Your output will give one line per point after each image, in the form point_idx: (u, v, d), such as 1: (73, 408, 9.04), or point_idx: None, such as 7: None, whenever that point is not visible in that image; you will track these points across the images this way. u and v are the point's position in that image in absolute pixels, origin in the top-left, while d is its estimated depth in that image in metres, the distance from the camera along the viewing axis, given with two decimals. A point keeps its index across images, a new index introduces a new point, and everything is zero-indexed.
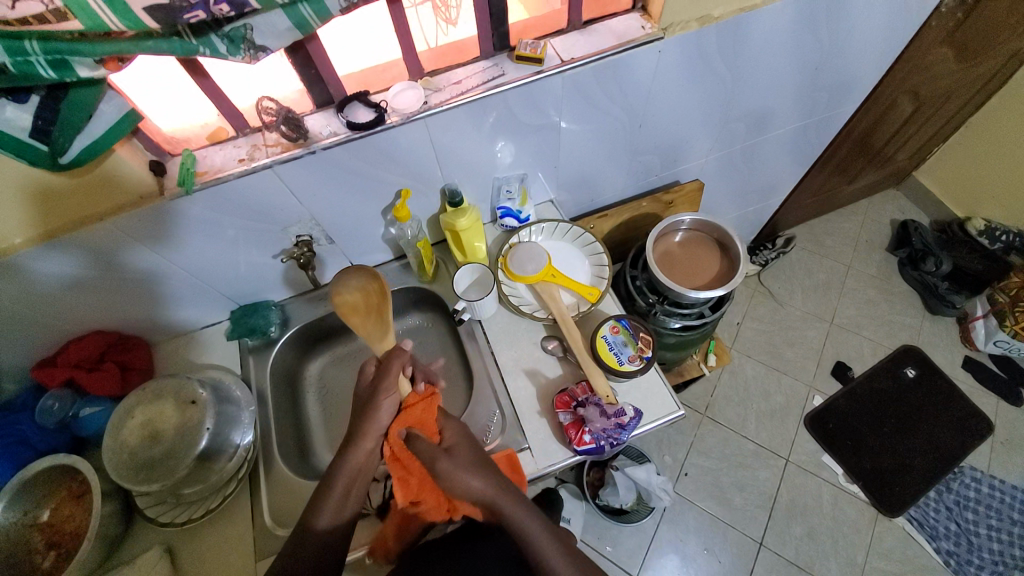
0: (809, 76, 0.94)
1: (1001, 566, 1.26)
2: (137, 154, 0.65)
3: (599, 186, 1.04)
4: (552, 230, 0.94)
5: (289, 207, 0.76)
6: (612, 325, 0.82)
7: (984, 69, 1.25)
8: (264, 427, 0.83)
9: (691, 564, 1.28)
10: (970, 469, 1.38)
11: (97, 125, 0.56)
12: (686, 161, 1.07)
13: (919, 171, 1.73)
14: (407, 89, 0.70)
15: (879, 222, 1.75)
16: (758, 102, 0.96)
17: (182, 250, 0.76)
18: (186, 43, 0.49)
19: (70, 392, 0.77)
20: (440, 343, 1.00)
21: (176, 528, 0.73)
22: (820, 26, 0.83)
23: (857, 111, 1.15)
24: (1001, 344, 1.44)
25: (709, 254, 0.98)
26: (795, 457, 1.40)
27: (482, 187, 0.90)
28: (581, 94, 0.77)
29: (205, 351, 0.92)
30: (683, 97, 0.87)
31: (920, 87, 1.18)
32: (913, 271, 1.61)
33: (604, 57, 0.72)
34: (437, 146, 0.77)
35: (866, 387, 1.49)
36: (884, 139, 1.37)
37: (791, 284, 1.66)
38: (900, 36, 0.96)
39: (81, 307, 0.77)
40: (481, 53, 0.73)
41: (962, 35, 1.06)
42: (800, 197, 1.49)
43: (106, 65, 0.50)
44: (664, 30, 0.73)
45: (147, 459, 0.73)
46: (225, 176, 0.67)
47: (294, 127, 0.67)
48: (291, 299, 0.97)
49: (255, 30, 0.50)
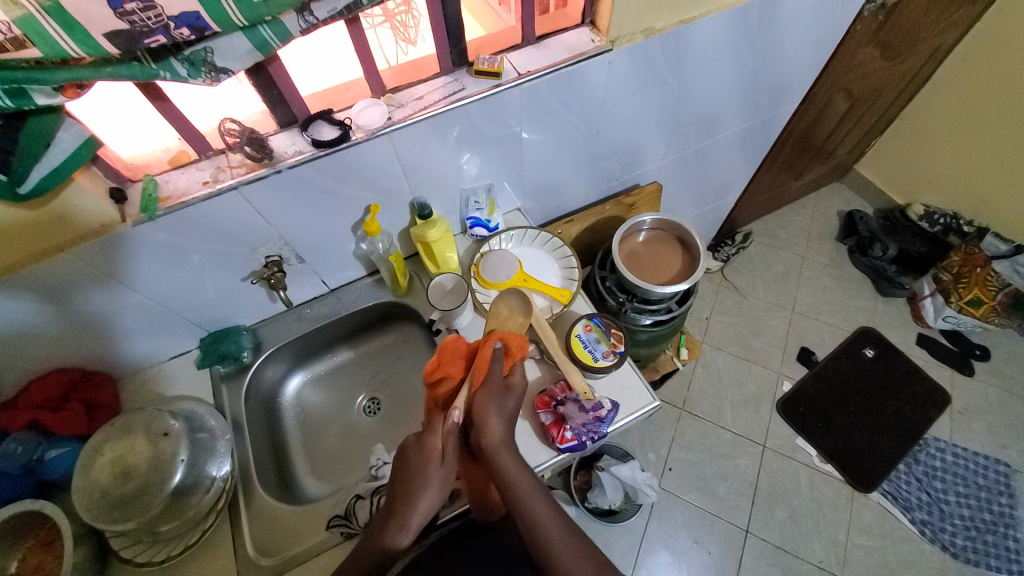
0: (750, 79, 1.01)
1: (972, 530, 1.32)
2: (97, 183, 0.64)
3: (564, 193, 1.08)
4: (520, 237, 0.97)
5: (255, 228, 0.76)
6: (585, 324, 0.85)
7: (906, 68, 1.37)
8: (242, 457, 0.81)
9: (683, 558, 1.30)
10: (934, 439, 1.46)
11: (56, 153, 0.56)
12: (644, 165, 1.12)
13: (860, 164, 1.85)
14: (371, 105, 0.71)
15: (827, 214, 1.87)
16: (705, 106, 1.02)
17: (147, 277, 0.75)
18: (146, 67, 0.50)
19: (35, 434, 0.73)
20: (418, 355, 1.00)
21: (155, 568, 0.70)
22: (755, 35, 0.90)
23: (797, 110, 1.23)
24: (950, 319, 1.53)
25: (672, 251, 1.02)
26: (772, 442, 1.45)
27: (451, 199, 0.93)
28: (538, 105, 0.80)
29: (173, 383, 0.89)
30: (636, 104, 0.92)
31: (852, 85, 1.28)
32: (863, 257, 1.71)
33: (558, 69, 0.76)
34: (404, 160, 0.78)
35: (831, 369, 1.56)
36: (824, 136, 1.47)
37: (753, 277, 1.74)
38: (828, 40, 1.04)
39: (38, 345, 0.74)
40: (441, 69, 0.76)
41: (884, 37, 1.16)
42: (754, 194, 1.57)
43: (64, 92, 0.50)
44: (612, 42, 0.77)
45: (120, 497, 0.70)
46: (190, 200, 0.66)
47: (258, 147, 0.67)
48: (263, 323, 0.95)
49: (216, 53, 0.51)
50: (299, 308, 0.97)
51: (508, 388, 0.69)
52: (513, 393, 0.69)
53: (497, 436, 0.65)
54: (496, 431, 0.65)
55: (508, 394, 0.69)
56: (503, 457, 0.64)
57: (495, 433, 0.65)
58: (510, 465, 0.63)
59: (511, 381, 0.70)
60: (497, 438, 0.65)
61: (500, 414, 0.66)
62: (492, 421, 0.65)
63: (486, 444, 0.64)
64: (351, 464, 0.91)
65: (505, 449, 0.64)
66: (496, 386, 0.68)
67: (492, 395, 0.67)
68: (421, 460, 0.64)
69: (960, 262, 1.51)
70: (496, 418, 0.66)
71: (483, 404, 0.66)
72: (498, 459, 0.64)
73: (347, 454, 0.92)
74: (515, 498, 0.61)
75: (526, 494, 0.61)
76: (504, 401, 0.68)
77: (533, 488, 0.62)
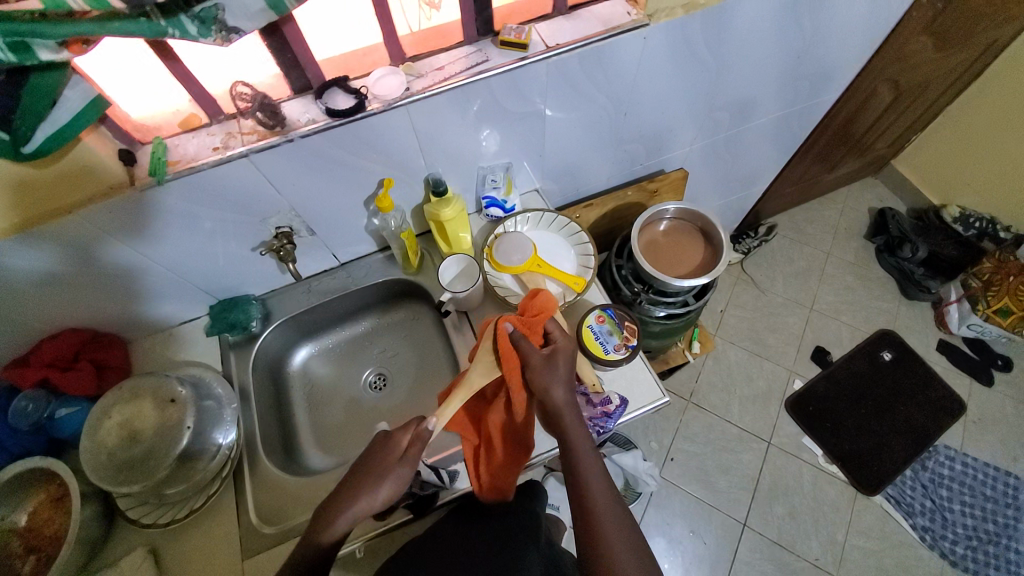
0: (793, 63, 0.95)
1: (973, 540, 1.31)
2: (104, 142, 0.62)
3: (584, 176, 1.03)
4: (537, 220, 0.93)
5: (266, 197, 0.74)
6: (598, 314, 0.83)
7: (960, 59, 1.28)
8: (248, 425, 0.82)
9: (678, 547, 1.31)
10: (944, 448, 1.43)
11: (62, 112, 0.54)
12: (670, 151, 1.07)
13: (897, 160, 1.76)
14: (388, 74, 0.68)
15: (857, 210, 1.79)
16: (741, 90, 0.96)
17: (156, 242, 0.73)
18: (154, 24, 0.47)
19: (44, 392, 0.74)
20: (426, 334, 0.98)
21: (160, 529, 0.72)
22: (803, 14, 0.83)
23: (837, 99, 1.16)
24: (974, 327, 1.49)
25: (693, 243, 0.99)
26: (777, 440, 1.44)
27: (467, 176, 0.89)
28: (565, 80, 0.76)
29: (184, 348, 0.89)
30: (668, 85, 0.86)
31: (900, 75, 1.20)
32: (890, 258, 1.65)
33: (590, 44, 0.71)
34: (421, 134, 0.75)
35: (845, 370, 1.53)
36: (863, 129, 1.40)
37: (773, 271, 1.69)
38: (880, 25, 0.96)
39: (51, 306, 0.74)
40: (464, 39, 0.72)
41: (940, 25, 1.07)
42: (782, 186, 1.51)
43: (69, 48, 0.47)
44: (650, 17, 0.72)
45: (126, 459, 0.71)
46: (199, 165, 0.64)
47: (271, 114, 0.65)
48: (272, 293, 0.95)
49: (227, 11, 0.48)
50: (309, 280, 0.96)
51: (552, 357, 0.67)
52: (561, 361, 0.67)
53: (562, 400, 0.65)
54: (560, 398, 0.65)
55: (556, 364, 0.67)
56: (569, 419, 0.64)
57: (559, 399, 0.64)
58: (577, 433, 0.63)
59: (552, 349, 0.68)
60: (563, 401, 0.64)
61: (561, 382, 0.66)
62: (553, 389, 0.65)
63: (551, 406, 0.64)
64: (355, 438, 0.91)
65: (572, 415, 0.64)
66: (537, 359, 0.66)
67: (541, 366, 0.66)
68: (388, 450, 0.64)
69: (992, 269, 1.45)
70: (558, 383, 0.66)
71: (537, 376, 0.66)
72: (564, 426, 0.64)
73: (351, 427, 0.92)
74: (575, 460, 0.62)
75: (584, 460, 0.61)
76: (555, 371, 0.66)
77: (592, 456, 0.62)
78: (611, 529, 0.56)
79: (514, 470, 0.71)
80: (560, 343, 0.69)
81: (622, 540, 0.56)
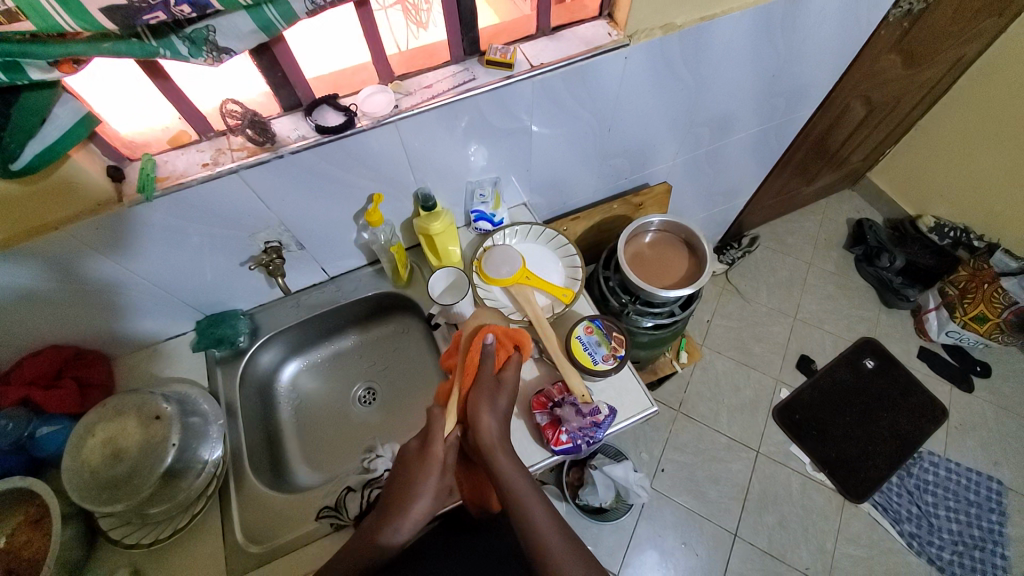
0: (769, 80, 0.98)
1: (960, 546, 1.32)
2: (93, 159, 0.62)
3: (571, 189, 1.05)
4: (525, 233, 0.94)
5: (255, 212, 0.75)
6: (586, 325, 0.84)
7: (928, 76, 1.33)
8: (234, 441, 0.81)
9: (670, 558, 1.31)
10: (929, 453, 1.45)
11: (52, 129, 0.54)
12: (653, 165, 1.10)
13: (873, 173, 1.83)
14: (377, 92, 0.69)
15: (836, 221, 1.84)
16: (721, 107, 1.00)
17: (143, 257, 0.73)
18: (146, 45, 0.48)
19: (25, 411, 0.72)
20: (416, 347, 0.99)
21: (143, 550, 0.70)
22: (776, 35, 0.87)
23: (813, 115, 1.21)
24: (952, 334, 1.52)
25: (678, 255, 1.01)
26: (765, 448, 1.45)
27: (456, 191, 0.91)
28: (550, 98, 0.78)
29: (170, 364, 0.88)
30: (650, 102, 0.89)
31: (871, 92, 1.25)
32: (869, 267, 1.69)
33: (573, 63, 0.73)
34: (410, 149, 0.77)
35: (829, 378, 1.56)
36: (839, 143, 1.45)
37: (757, 282, 1.73)
38: (850, 45, 1.01)
39: (34, 322, 0.74)
40: (452, 58, 0.73)
41: (908, 44, 1.12)
42: (764, 198, 1.55)
43: (60, 67, 0.48)
44: (630, 37, 0.75)
45: (109, 478, 0.70)
46: (188, 181, 0.64)
47: (260, 131, 0.65)
48: (260, 308, 0.94)
49: (218, 32, 0.49)
50: (298, 295, 0.96)
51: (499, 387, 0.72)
52: (505, 391, 0.72)
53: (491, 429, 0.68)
54: (490, 428, 0.68)
55: (499, 393, 0.71)
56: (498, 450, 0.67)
57: (490, 429, 0.67)
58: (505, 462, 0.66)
59: (501, 379, 0.72)
60: (492, 435, 0.67)
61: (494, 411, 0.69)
62: (485, 420, 0.68)
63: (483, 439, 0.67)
64: (344, 453, 0.90)
65: (501, 448, 0.67)
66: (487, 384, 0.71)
67: (484, 391, 0.70)
68: (424, 469, 0.65)
69: (967, 277, 1.48)
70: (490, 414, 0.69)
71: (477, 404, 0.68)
72: (495, 458, 0.66)
73: (339, 442, 0.91)
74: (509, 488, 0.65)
75: (518, 486, 0.65)
76: (495, 398, 0.70)
77: (531, 493, 0.65)
78: (556, 543, 0.61)
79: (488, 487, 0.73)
80: (509, 374, 0.73)
81: (563, 559, 0.60)
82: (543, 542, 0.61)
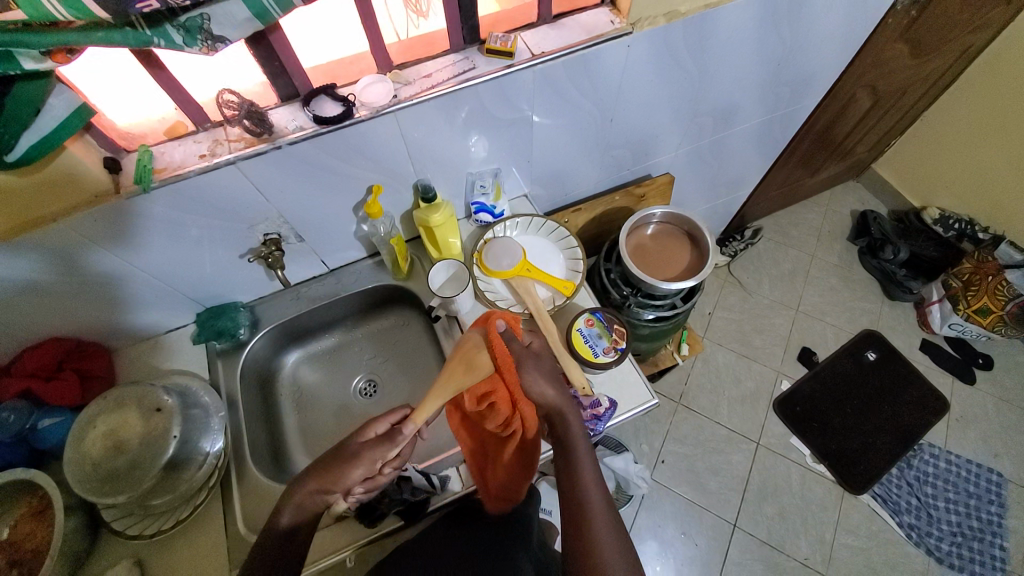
0: (774, 69, 0.97)
1: (959, 537, 1.33)
2: (90, 151, 0.62)
3: (572, 180, 1.04)
4: (526, 225, 0.94)
5: (254, 205, 0.74)
6: (588, 317, 0.84)
7: (935, 64, 1.31)
8: (235, 434, 0.81)
9: (670, 549, 1.32)
10: (929, 445, 1.46)
11: (46, 121, 0.54)
12: (656, 156, 1.08)
13: (878, 164, 1.81)
14: (376, 82, 0.68)
15: (840, 213, 1.83)
16: (725, 96, 0.98)
17: (140, 250, 0.73)
18: (139, 33, 0.47)
19: (26, 403, 0.73)
20: (416, 339, 0.99)
21: (146, 541, 0.71)
22: (782, 22, 0.85)
23: (819, 104, 1.19)
24: (955, 326, 1.52)
25: (680, 247, 1.00)
26: (766, 440, 1.45)
27: (456, 182, 0.90)
28: (551, 88, 0.77)
29: (170, 356, 0.88)
30: (653, 92, 0.88)
31: (878, 81, 1.23)
32: (873, 259, 1.68)
33: (574, 51, 0.72)
34: (409, 140, 0.76)
35: (830, 370, 1.56)
36: (844, 133, 1.43)
37: (759, 274, 1.72)
38: (858, 33, 0.99)
39: (33, 314, 0.73)
40: (452, 47, 0.72)
41: (916, 32, 1.10)
42: (767, 189, 1.54)
43: (53, 57, 0.47)
44: (633, 25, 0.74)
45: (111, 470, 0.70)
46: (186, 173, 0.64)
47: (258, 121, 0.64)
48: (260, 301, 0.94)
49: (213, 20, 0.48)
50: (298, 287, 0.96)
51: (536, 353, 0.71)
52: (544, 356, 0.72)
53: (554, 395, 0.68)
54: (551, 394, 0.67)
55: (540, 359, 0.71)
56: (568, 411, 0.68)
57: (551, 395, 0.67)
58: (574, 424, 0.67)
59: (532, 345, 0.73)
60: (557, 399, 0.68)
61: (552, 378, 0.69)
62: (544, 388, 0.67)
63: (549, 400, 0.67)
64: None
65: (569, 410, 0.68)
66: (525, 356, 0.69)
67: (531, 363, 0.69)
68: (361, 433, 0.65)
69: (971, 270, 1.47)
70: (548, 382, 0.68)
71: (525, 374, 0.67)
72: (565, 419, 0.67)
73: (341, 435, 0.92)
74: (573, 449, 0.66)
75: (583, 448, 0.66)
76: (543, 366, 0.70)
77: (588, 453, 0.66)
78: (601, 510, 0.62)
79: (515, 479, 0.73)
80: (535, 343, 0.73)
81: (605, 527, 0.61)
82: (590, 501, 0.63)
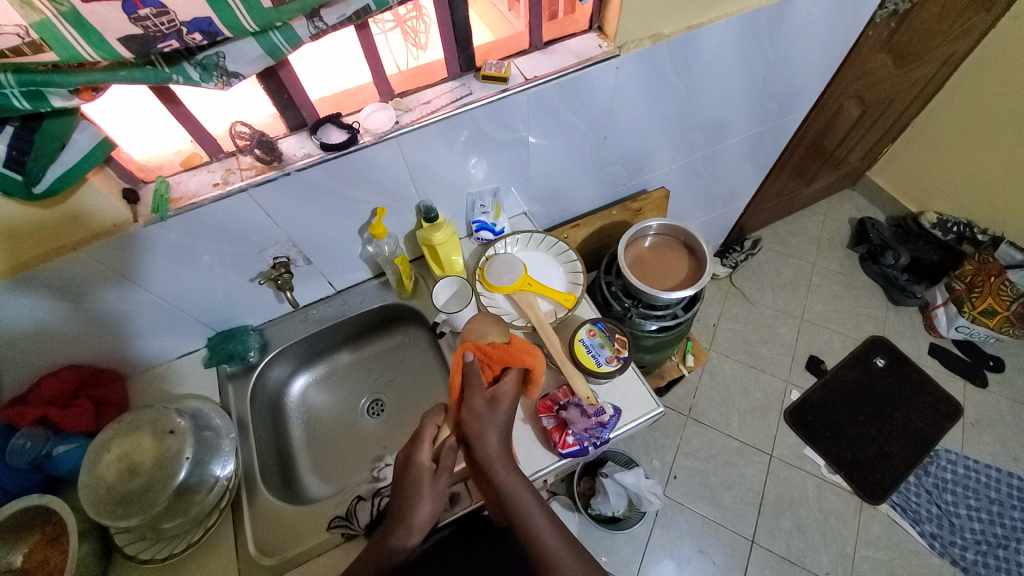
0: (760, 84, 1.00)
1: (984, 545, 1.29)
2: (111, 183, 0.66)
3: (571, 197, 1.07)
4: (526, 241, 0.96)
5: (264, 230, 0.77)
6: (590, 328, 0.85)
7: (920, 73, 1.35)
8: (246, 458, 0.82)
9: (686, 567, 1.28)
10: (946, 451, 1.43)
11: (71, 153, 0.57)
12: (650, 171, 1.12)
13: (872, 172, 1.83)
14: (379, 109, 0.72)
15: (839, 221, 1.84)
16: (715, 111, 1.02)
17: (155, 277, 0.76)
18: (159, 71, 0.51)
19: (44, 430, 0.74)
20: (423, 357, 1.00)
21: (159, 565, 0.71)
22: (764, 40, 0.90)
23: (807, 116, 1.22)
24: (962, 329, 1.51)
25: (678, 257, 1.02)
26: (779, 452, 1.43)
27: (458, 202, 0.93)
28: (545, 109, 0.80)
29: (181, 382, 0.90)
30: (644, 110, 0.92)
31: (864, 92, 1.27)
32: (874, 265, 1.69)
33: (566, 74, 0.76)
34: (411, 164, 0.79)
35: (840, 378, 1.54)
36: (835, 143, 1.46)
37: (761, 284, 1.73)
38: (839, 46, 1.03)
39: (52, 343, 0.76)
40: (449, 74, 0.76)
41: (896, 43, 1.14)
42: (763, 200, 1.56)
43: (79, 95, 0.51)
44: (620, 48, 0.78)
45: (125, 493, 0.70)
46: (200, 201, 0.67)
47: (268, 150, 0.68)
48: (269, 323, 0.96)
49: (228, 58, 0.52)
50: (306, 309, 0.98)
51: (495, 401, 0.69)
52: (502, 406, 0.69)
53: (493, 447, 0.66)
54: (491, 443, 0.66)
55: (495, 408, 0.69)
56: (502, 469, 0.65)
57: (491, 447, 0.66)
58: (509, 479, 0.64)
59: (496, 392, 0.70)
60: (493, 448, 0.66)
61: (493, 428, 0.67)
62: (483, 433, 0.66)
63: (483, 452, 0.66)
64: (354, 464, 0.91)
65: (502, 463, 0.65)
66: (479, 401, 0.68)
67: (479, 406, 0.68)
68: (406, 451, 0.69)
69: (973, 271, 1.48)
70: (489, 430, 0.67)
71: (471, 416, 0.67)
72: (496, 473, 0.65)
73: (350, 454, 0.92)
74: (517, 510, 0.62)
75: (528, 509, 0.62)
76: (491, 415, 0.68)
77: (540, 513, 0.62)
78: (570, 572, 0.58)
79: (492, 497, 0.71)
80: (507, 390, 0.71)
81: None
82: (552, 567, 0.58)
